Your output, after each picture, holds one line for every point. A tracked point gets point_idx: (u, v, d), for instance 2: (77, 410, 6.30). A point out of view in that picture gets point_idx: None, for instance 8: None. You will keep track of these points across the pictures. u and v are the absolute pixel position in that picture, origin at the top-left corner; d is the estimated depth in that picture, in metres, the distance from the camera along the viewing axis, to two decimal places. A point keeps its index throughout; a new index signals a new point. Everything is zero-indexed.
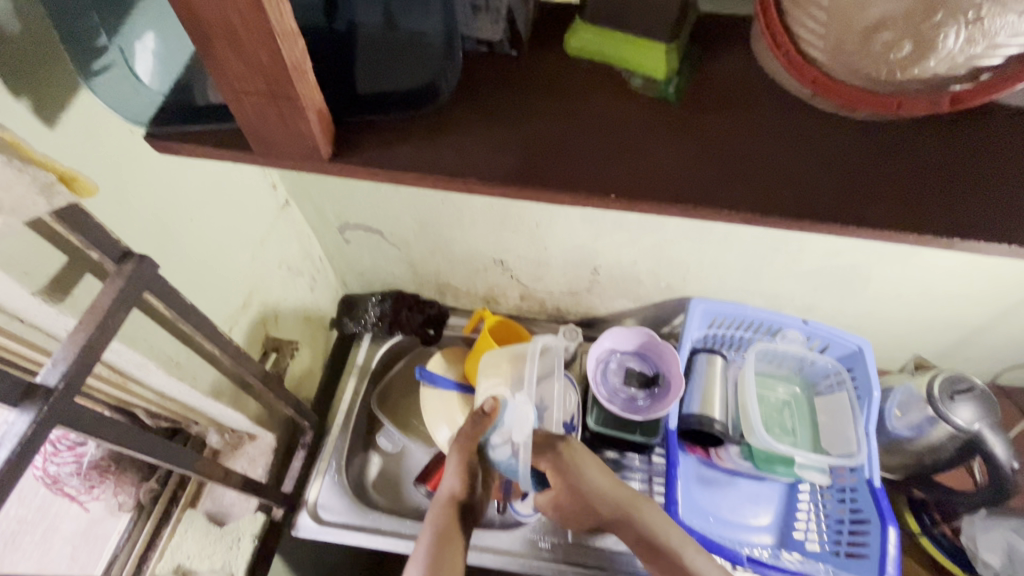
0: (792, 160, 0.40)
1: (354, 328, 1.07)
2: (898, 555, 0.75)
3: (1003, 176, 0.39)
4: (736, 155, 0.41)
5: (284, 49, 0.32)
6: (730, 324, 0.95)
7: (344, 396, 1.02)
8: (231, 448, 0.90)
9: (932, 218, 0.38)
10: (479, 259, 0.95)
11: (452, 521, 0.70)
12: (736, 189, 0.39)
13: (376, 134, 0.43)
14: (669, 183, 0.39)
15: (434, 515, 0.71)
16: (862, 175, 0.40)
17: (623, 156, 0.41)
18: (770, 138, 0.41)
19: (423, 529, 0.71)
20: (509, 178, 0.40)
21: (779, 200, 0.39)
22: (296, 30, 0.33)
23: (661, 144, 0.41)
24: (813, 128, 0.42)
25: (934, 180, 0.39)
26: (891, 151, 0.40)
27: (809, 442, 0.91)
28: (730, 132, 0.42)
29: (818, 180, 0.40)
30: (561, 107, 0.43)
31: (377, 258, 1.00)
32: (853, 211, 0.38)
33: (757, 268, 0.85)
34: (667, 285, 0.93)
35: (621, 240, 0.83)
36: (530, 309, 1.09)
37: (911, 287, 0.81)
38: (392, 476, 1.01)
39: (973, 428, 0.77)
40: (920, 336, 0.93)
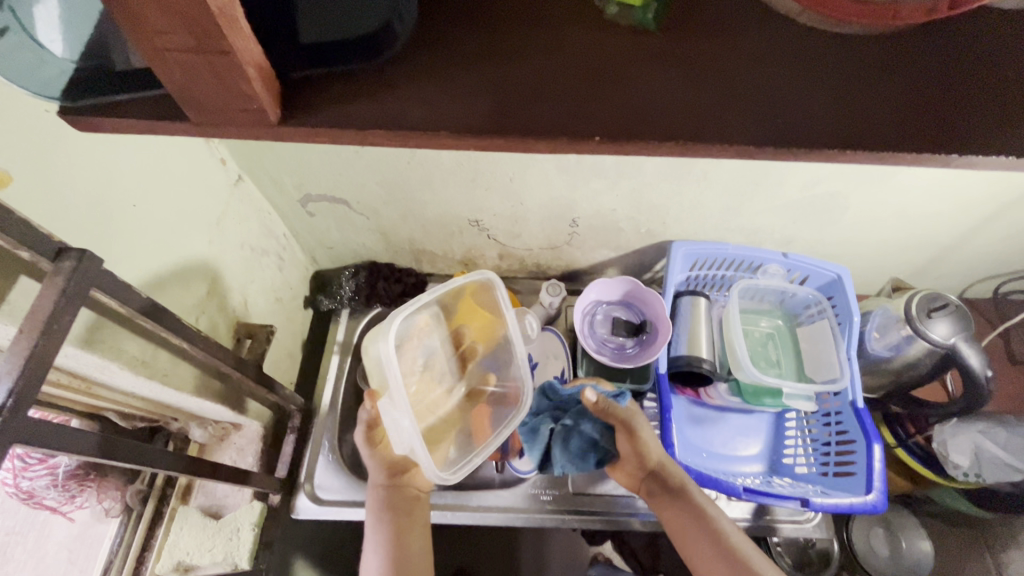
0: (782, 84, 0.38)
1: (330, 304, 1.03)
2: (884, 469, 0.78)
3: (992, 78, 0.38)
4: (724, 83, 0.38)
5: None
6: (711, 264, 0.96)
7: (329, 374, 1.00)
8: (217, 440, 0.86)
9: (928, 134, 0.36)
10: (453, 220, 0.91)
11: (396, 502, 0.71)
12: (725, 121, 0.37)
13: (331, 93, 0.38)
14: (659, 120, 0.36)
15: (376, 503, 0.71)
16: (854, 94, 0.37)
17: (604, 93, 0.37)
18: (761, 61, 0.38)
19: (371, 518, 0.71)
20: (481, 127, 0.36)
21: (774, 129, 0.36)
22: None
23: (644, 76, 0.38)
24: (805, 48, 0.39)
25: (930, 96, 0.37)
26: (884, 67, 0.38)
27: (794, 371, 0.94)
28: (714, 60, 0.38)
29: (810, 103, 0.37)
30: (532, 45, 0.39)
31: (346, 229, 0.95)
32: (853, 132, 0.36)
33: (737, 205, 0.84)
34: (647, 231, 0.92)
35: (598, 187, 0.80)
36: (510, 269, 1.06)
37: (888, 211, 0.82)
38: None
39: (950, 343, 0.79)
40: (895, 258, 0.95)
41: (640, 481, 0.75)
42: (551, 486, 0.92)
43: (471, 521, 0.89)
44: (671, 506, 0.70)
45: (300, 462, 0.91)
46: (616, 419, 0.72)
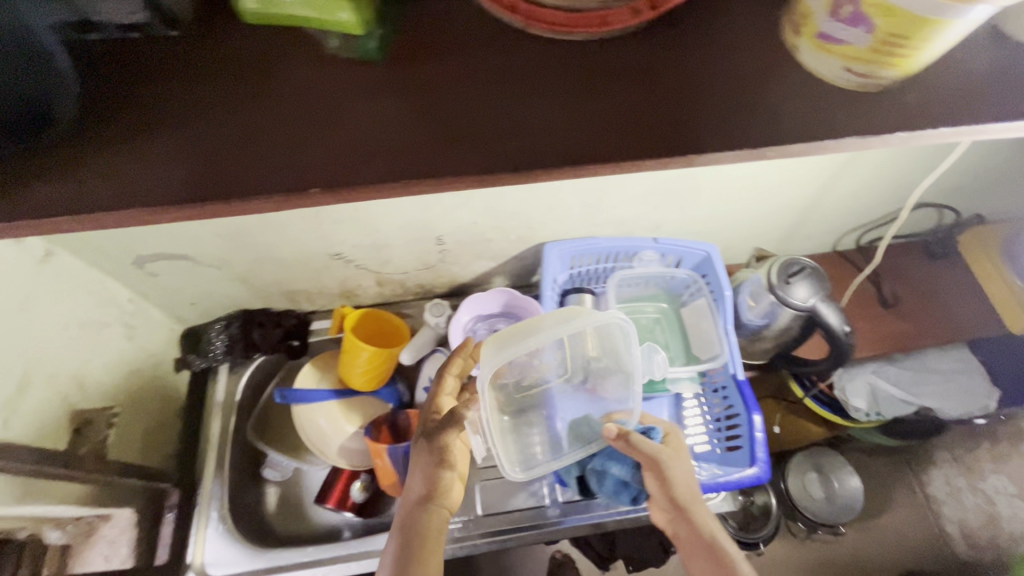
0: (510, 103, 0.37)
1: (202, 363, 0.96)
2: (766, 438, 0.80)
3: (718, 72, 0.38)
4: (452, 112, 0.36)
5: None
6: (589, 259, 0.95)
7: (211, 438, 0.93)
8: (83, 536, 0.77)
9: (659, 141, 0.36)
10: (314, 257, 0.87)
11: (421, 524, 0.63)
12: (446, 154, 0.35)
13: (12, 176, 0.34)
14: (386, 162, 0.35)
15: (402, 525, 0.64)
16: (584, 107, 0.37)
17: (329, 141, 0.36)
18: (493, 81, 0.37)
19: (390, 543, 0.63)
20: (182, 195, 0.34)
21: (505, 155, 0.35)
22: None
23: (363, 114, 0.36)
24: (537, 62, 0.38)
25: (661, 100, 0.37)
26: (616, 73, 0.38)
27: (682, 353, 0.95)
28: (438, 85, 0.37)
29: (537, 122, 0.36)
30: (252, 95, 0.37)
31: (200, 282, 0.88)
32: (584, 147, 0.36)
33: (594, 201, 0.84)
34: (517, 237, 0.91)
35: (449, 204, 0.78)
36: (395, 293, 1.03)
37: (736, 185, 0.84)
38: (291, 501, 0.97)
39: (809, 306, 0.82)
40: (760, 227, 0.97)
41: (670, 525, 0.69)
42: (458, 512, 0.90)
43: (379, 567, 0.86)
44: (695, 548, 0.64)
45: (187, 539, 0.85)
46: (643, 455, 0.66)
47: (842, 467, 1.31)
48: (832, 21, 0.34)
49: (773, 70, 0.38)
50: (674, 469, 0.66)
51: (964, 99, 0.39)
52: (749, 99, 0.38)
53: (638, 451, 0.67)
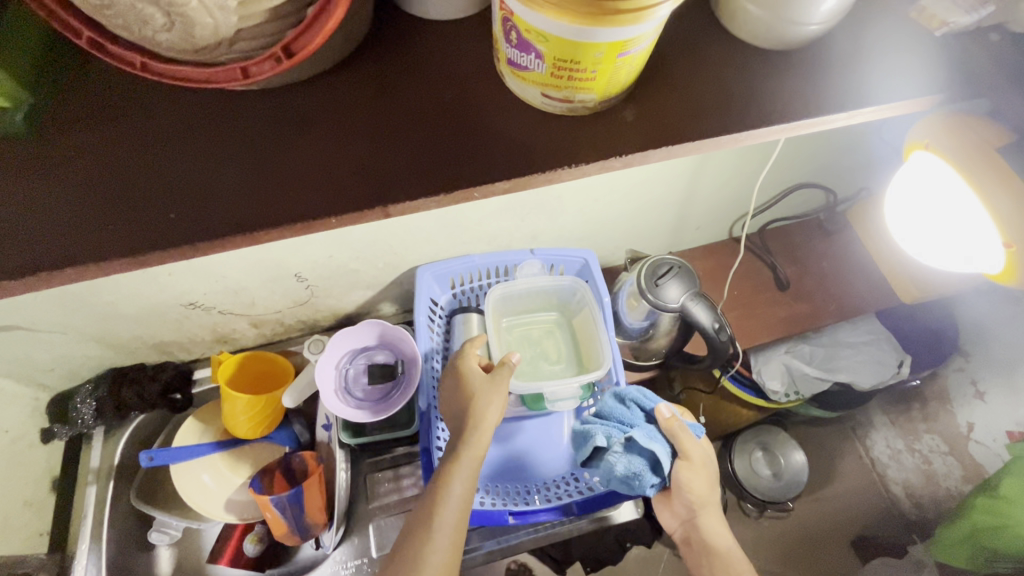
0: (190, 168, 0.37)
1: (70, 432, 0.91)
2: None
3: (410, 109, 0.38)
4: (136, 186, 0.37)
5: None
6: (468, 278, 0.92)
7: (87, 509, 0.88)
8: None
9: (339, 191, 0.36)
10: (167, 309, 0.82)
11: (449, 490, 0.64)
12: (124, 228, 0.36)
13: None
14: (56, 242, 0.35)
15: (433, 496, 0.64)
16: (267, 162, 0.37)
17: (2, 229, 0.36)
18: (182, 151, 0.38)
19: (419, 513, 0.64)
20: None
21: (183, 225, 0.36)
22: None
23: (36, 195, 0.36)
24: (224, 122, 0.38)
25: (347, 149, 0.37)
26: (302, 121, 0.38)
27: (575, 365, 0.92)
28: (120, 158, 0.38)
29: (216, 186, 0.37)
30: None
31: (48, 349, 0.82)
32: (260, 207, 0.36)
33: (453, 220, 0.81)
34: (386, 264, 0.87)
35: (292, 242, 0.74)
36: (277, 332, 0.98)
37: (597, 190, 0.82)
38: (188, 561, 0.92)
39: (678, 306, 0.80)
40: (640, 225, 0.96)
41: (680, 527, 0.76)
42: (357, 555, 0.89)
43: None
44: (702, 544, 0.72)
45: None
46: (683, 454, 0.69)
47: (786, 444, 1.29)
48: (510, 47, 0.32)
49: (471, 103, 0.38)
50: (698, 481, 0.70)
51: (684, 119, 0.38)
52: (443, 134, 0.37)
53: (678, 443, 0.69)
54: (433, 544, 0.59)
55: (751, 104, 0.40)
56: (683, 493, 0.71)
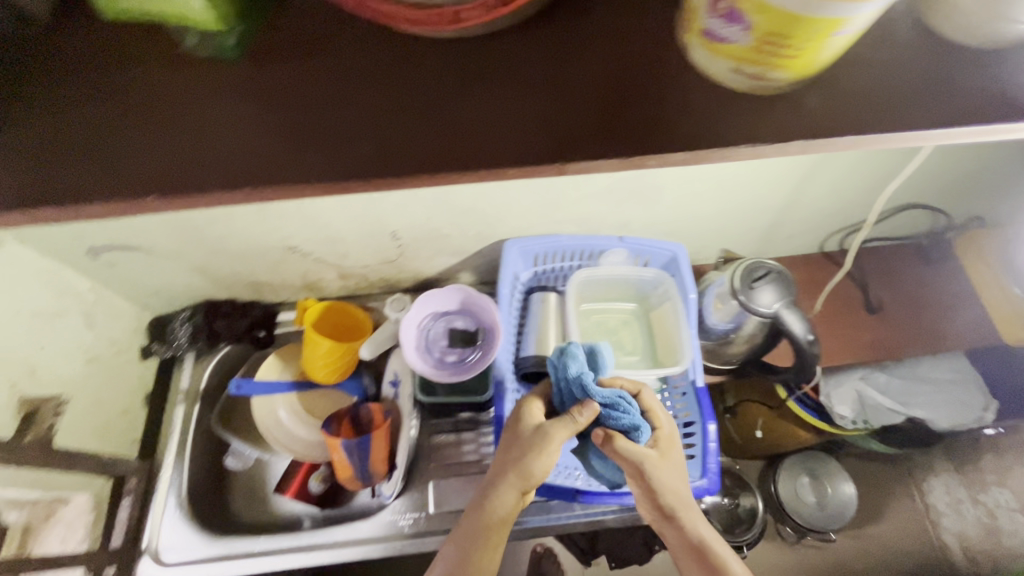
0: (371, 102, 0.35)
1: (167, 351, 0.97)
2: (719, 450, 0.76)
3: (597, 67, 0.35)
4: (306, 117, 0.35)
5: None
6: (552, 257, 0.93)
7: (174, 425, 0.95)
8: (42, 518, 0.80)
9: (519, 148, 0.34)
10: (269, 250, 0.86)
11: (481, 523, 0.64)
12: (298, 157, 0.34)
13: None
14: (238, 166, 0.34)
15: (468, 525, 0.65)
16: (448, 105, 0.34)
17: (186, 146, 0.34)
18: (353, 82, 0.35)
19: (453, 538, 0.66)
20: (24, 199, 0.33)
21: (354, 162, 0.34)
22: None
23: (220, 114, 0.35)
24: (400, 62, 0.36)
25: (531, 107, 0.34)
26: (487, 68, 0.35)
27: (649, 357, 0.91)
28: (297, 83, 0.35)
29: (393, 121, 0.34)
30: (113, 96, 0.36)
31: (159, 273, 0.88)
32: (439, 149, 0.34)
33: (551, 197, 0.81)
34: (477, 233, 0.89)
35: (398, 199, 0.76)
36: (360, 286, 1.02)
37: (701, 184, 0.80)
38: (255, 487, 0.99)
39: (772, 311, 0.78)
40: (734, 227, 0.94)
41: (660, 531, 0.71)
42: (413, 508, 0.89)
43: (323, 560, 0.85)
44: (684, 550, 0.66)
45: (143, 522, 0.87)
46: (631, 465, 0.66)
47: (837, 473, 1.22)
48: (712, 18, 0.31)
49: (662, 71, 0.35)
50: (664, 473, 0.66)
51: (896, 106, 0.35)
52: (631, 103, 0.35)
53: (626, 455, 0.66)
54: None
55: (980, 98, 0.35)
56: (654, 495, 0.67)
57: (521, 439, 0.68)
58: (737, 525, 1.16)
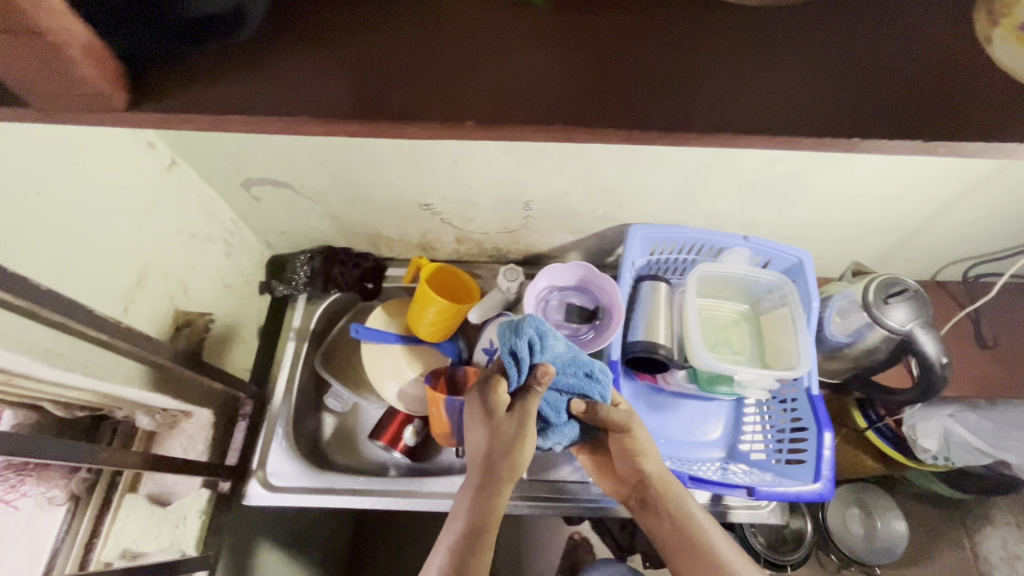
0: (680, 57, 0.35)
1: (284, 290, 1.01)
2: (834, 458, 0.76)
3: (897, 53, 0.35)
4: (616, 58, 0.35)
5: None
6: (671, 248, 0.93)
7: (285, 360, 0.99)
8: (167, 428, 0.85)
9: (824, 116, 0.34)
10: (403, 205, 0.89)
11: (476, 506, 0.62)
12: (608, 102, 0.34)
13: (187, 73, 0.34)
14: (554, 102, 0.34)
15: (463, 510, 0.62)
16: (753, 71, 0.35)
17: (500, 73, 0.34)
18: (663, 36, 0.35)
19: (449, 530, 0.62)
20: (344, 111, 0.33)
21: (664, 111, 0.34)
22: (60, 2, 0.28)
23: (533, 47, 0.35)
24: (702, 17, 0.36)
25: (839, 78, 0.35)
26: (790, 41, 0.35)
27: (757, 358, 0.92)
28: (608, 28, 0.35)
29: (699, 79, 0.34)
30: (423, 14, 0.35)
31: (294, 213, 0.92)
32: (741, 116, 0.34)
33: (692, 187, 0.82)
34: (604, 214, 0.90)
35: (547, 170, 0.78)
36: (470, 252, 1.04)
37: (847, 192, 0.80)
38: (348, 432, 1.03)
39: (905, 329, 0.77)
40: (859, 242, 0.93)
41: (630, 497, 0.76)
42: None
43: (421, 506, 0.88)
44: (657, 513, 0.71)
45: (253, 447, 0.91)
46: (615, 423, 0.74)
47: (886, 507, 1.20)
48: None
49: (963, 62, 0.35)
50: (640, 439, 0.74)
51: None
52: (939, 85, 0.34)
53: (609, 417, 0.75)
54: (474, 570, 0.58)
55: None
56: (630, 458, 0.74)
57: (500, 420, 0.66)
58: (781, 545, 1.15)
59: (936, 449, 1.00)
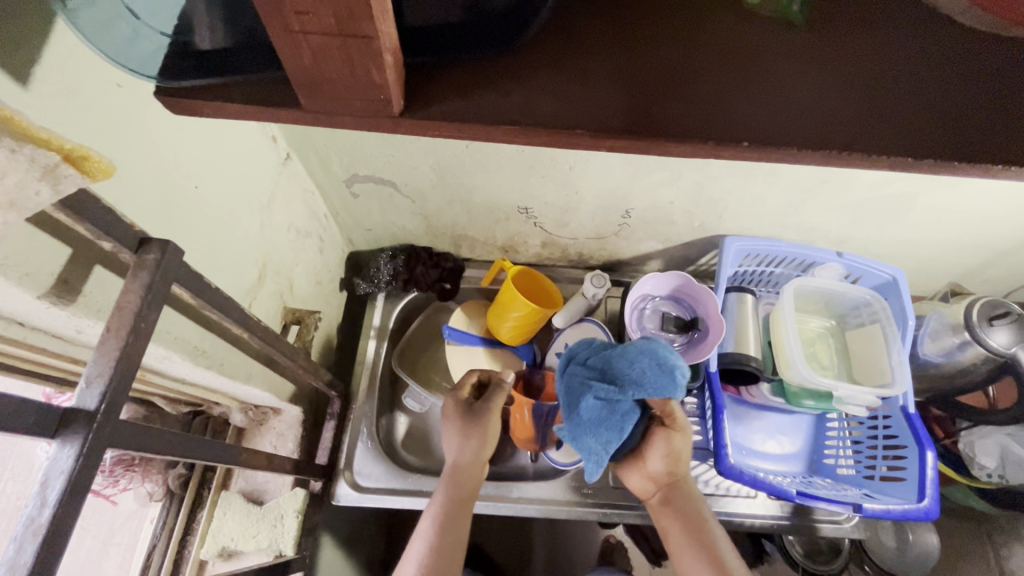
0: (944, 90, 0.35)
1: (367, 288, 1.01)
2: (936, 476, 0.77)
3: None
4: (878, 88, 0.35)
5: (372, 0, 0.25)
6: (763, 261, 0.93)
7: (365, 360, 0.98)
8: (257, 425, 0.84)
9: None
10: (501, 207, 0.88)
11: (463, 482, 0.70)
12: (878, 129, 0.34)
13: (453, 82, 0.34)
14: (825, 129, 0.34)
15: (445, 485, 0.69)
16: (1014, 103, 0.35)
17: (764, 98, 0.35)
18: (922, 68, 0.36)
19: (433, 500, 0.68)
20: (617, 126, 0.33)
21: (933, 141, 0.34)
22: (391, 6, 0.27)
23: (796, 74, 0.35)
24: (957, 50, 0.36)
25: None
26: None
27: (845, 374, 0.92)
28: (862, 58, 0.36)
29: (963, 107, 0.35)
30: (681, 38, 0.36)
31: (387, 211, 0.91)
32: (1010, 148, 0.34)
33: (799, 202, 0.82)
34: (700, 225, 0.90)
35: (660, 179, 0.77)
36: (551, 256, 1.04)
37: (955, 214, 0.80)
38: (421, 434, 1.01)
39: (1010, 352, 0.78)
40: (948, 262, 0.93)
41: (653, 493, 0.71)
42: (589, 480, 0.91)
43: (512, 510, 0.89)
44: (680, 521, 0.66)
45: (338, 446, 0.90)
46: (671, 419, 0.69)
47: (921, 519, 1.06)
48: None
49: None
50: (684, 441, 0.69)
51: None
52: None
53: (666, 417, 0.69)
54: (455, 528, 0.63)
55: None
56: (669, 460, 0.69)
57: (471, 413, 0.76)
58: (816, 555, 1.10)
59: (991, 468, 0.94)
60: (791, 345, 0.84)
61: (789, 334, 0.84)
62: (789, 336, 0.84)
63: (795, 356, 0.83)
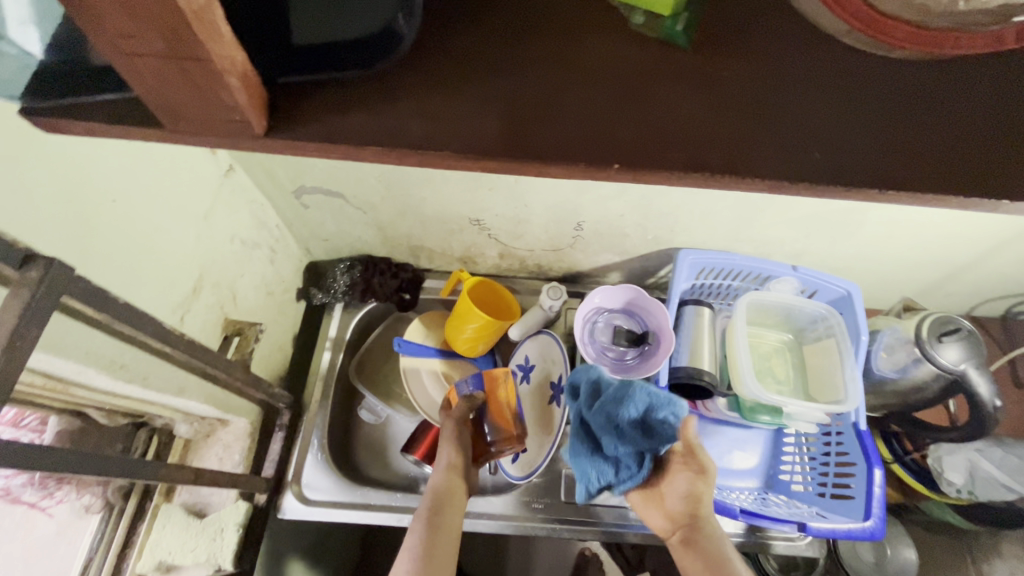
0: (822, 110, 0.35)
1: (324, 298, 1.00)
2: (883, 495, 0.77)
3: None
4: (756, 109, 0.35)
5: (198, 32, 0.27)
6: (719, 274, 0.93)
7: (320, 371, 0.97)
8: (203, 436, 0.83)
9: (975, 180, 0.33)
10: (454, 219, 0.88)
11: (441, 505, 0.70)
12: (752, 150, 0.34)
13: (323, 102, 0.36)
14: (697, 149, 0.33)
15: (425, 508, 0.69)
16: (894, 126, 0.35)
17: (639, 118, 0.34)
18: (802, 87, 0.36)
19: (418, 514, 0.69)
20: (486, 147, 0.33)
21: (808, 162, 0.34)
22: (232, 34, 0.29)
23: (675, 93, 0.35)
24: (839, 71, 0.36)
25: (981, 141, 0.34)
26: (925, 96, 0.36)
27: (802, 390, 0.91)
28: (742, 77, 0.36)
29: (841, 129, 0.35)
30: (560, 57, 0.36)
31: (341, 222, 0.90)
32: (888, 172, 0.34)
33: (748, 217, 0.82)
34: (654, 237, 0.89)
35: (606, 193, 0.77)
36: (510, 267, 1.03)
37: (905, 230, 0.80)
38: (377, 445, 1.00)
39: (959, 369, 0.77)
40: (905, 277, 0.93)
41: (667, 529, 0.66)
42: (540, 495, 0.90)
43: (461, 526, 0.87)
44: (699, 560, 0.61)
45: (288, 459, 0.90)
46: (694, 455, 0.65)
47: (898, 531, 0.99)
48: None
49: None
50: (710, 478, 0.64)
51: None
52: None
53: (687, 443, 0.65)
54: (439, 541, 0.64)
55: None
56: (690, 492, 0.64)
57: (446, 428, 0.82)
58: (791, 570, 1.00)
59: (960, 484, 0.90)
60: (743, 359, 0.83)
61: (740, 348, 0.83)
62: (742, 351, 0.83)
63: (745, 370, 0.82)
